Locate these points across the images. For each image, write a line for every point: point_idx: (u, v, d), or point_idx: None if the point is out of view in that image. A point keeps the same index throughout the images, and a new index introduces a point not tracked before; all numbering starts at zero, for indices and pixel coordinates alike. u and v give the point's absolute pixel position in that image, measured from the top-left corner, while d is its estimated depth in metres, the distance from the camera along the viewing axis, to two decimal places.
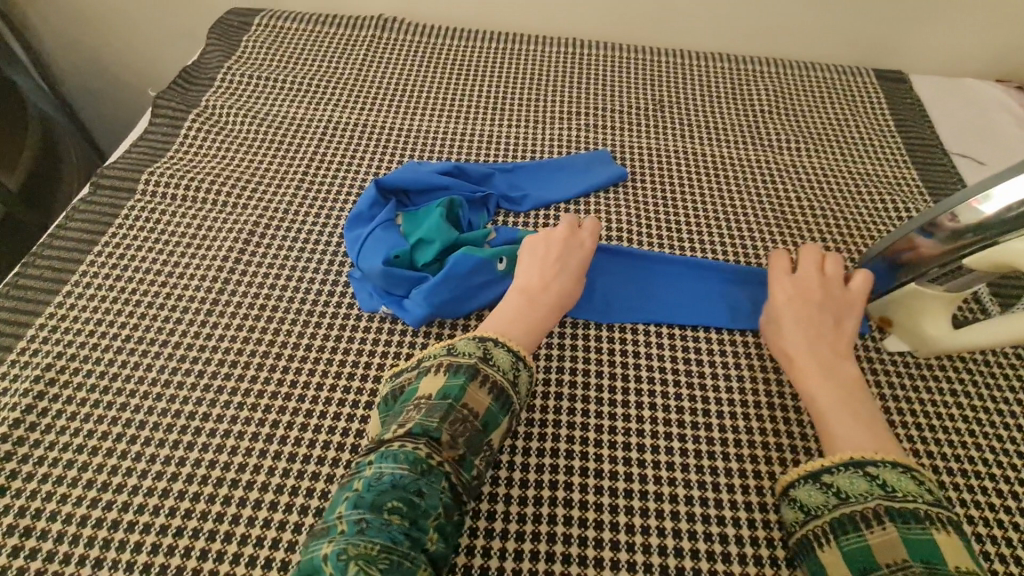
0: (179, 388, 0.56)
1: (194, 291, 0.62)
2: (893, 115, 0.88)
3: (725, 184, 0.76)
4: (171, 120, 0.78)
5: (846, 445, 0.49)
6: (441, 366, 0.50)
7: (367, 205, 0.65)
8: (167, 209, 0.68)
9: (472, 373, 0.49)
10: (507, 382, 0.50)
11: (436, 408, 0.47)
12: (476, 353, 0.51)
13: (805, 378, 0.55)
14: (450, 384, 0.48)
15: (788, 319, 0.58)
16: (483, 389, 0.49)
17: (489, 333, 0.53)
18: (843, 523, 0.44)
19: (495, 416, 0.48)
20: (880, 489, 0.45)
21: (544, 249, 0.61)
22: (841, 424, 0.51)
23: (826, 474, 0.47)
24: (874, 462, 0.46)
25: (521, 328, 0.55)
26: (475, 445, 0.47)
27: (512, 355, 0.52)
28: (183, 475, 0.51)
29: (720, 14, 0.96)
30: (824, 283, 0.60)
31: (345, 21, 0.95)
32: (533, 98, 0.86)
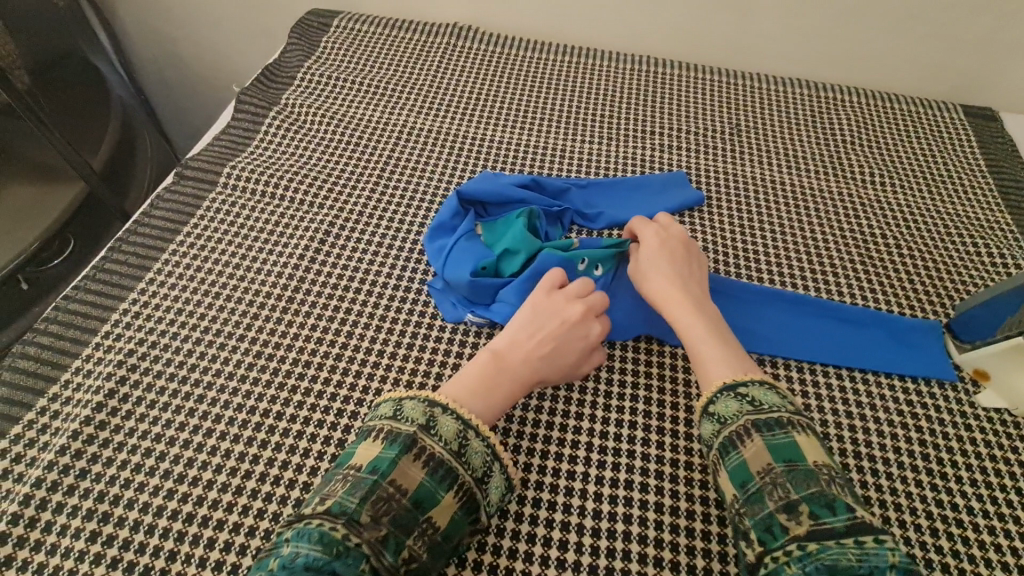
0: (253, 385, 0.56)
1: (270, 288, 0.63)
2: (986, 154, 0.84)
3: (806, 215, 0.74)
4: (253, 117, 0.79)
5: (717, 371, 0.50)
6: (379, 434, 0.46)
7: (448, 215, 0.65)
8: (247, 205, 0.69)
9: (405, 446, 0.44)
10: (451, 455, 0.45)
11: (359, 485, 0.43)
12: (419, 420, 0.46)
13: (673, 315, 0.56)
14: (380, 458, 0.44)
15: (661, 265, 0.59)
16: (417, 464, 0.44)
17: (441, 397, 0.48)
18: (725, 447, 0.47)
19: (431, 492, 0.44)
20: (749, 406, 0.47)
21: (542, 317, 0.55)
22: (716, 352, 0.52)
23: (708, 403, 0.49)
24: (744, 384, 0.49)
25: (482, 399, 0.50)
26: (404, 524, 0.42)
27: (457, 422, 0.47)
28: (255, 474, 0.51)
29: (802, 40, 0.94)
30: (670, 235, 0.62)
31: (422, 28, 0.96)
32: (608, 115, 0.85)
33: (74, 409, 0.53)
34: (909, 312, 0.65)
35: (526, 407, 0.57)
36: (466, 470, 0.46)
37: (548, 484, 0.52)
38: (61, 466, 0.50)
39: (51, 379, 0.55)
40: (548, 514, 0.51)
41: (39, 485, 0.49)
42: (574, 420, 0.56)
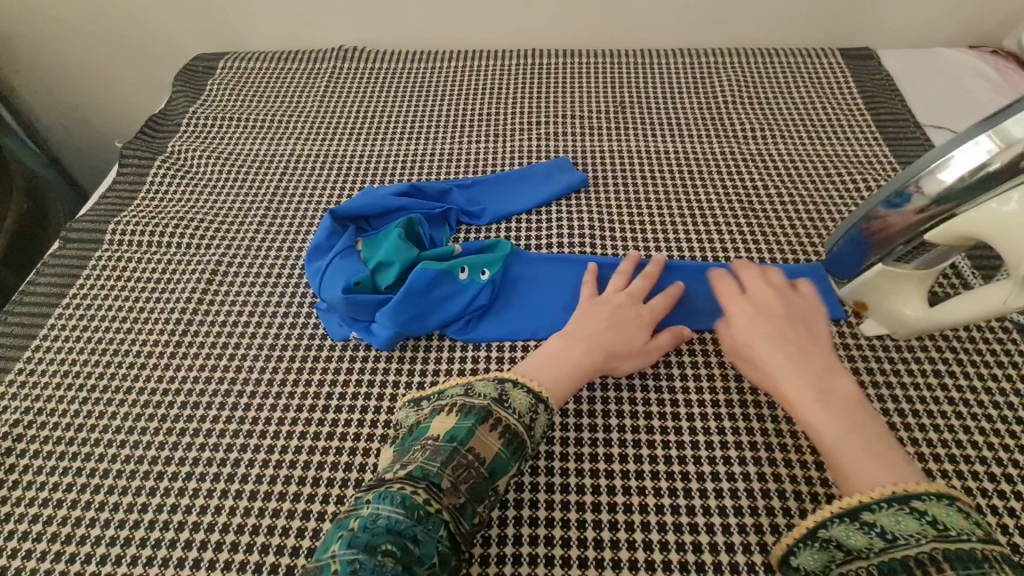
0: (142, 434, 0.56)
1: (158, 336, 0.63)
2: (862, 92, 0.87)
3: (690, 179, 0.75)
4: (137, 169, 0.79)
5: (869, 478, 0.42)
6: (453, 407, 0.48)
7: (325, 236, 0.64)
8: (132, 257, 0.70)
9: (482, 417, 0.47)
10: (523, 427, 0.48)
11: (440, 451, 0.45)
12: (492, 394, 0.49)
13: (804, 405, 0.47)
14: (458, 427, 0.46)
15: (767, 341, 0.51)
16: (494, 435, 0.47)
17: (516, 374, 0.52)
18: (894, 569, 0.39)
19: (504, 463, 0.46)
20: (931, 529, 0.39)
21: (594, 310, 0.58)
22: (861, 453, 0.44)
23: (865, 511, 0.41)
24: (919, 496, 0.40)
25: (557, 374, 0.52)
26: (480, 491, 0.44)
27: (531, 396, 0.50)
28: (146, 521, 0.51)
29: (678, 10, 0.96)
30: (777, 288, 0.55)
31: (306, 56, 0.97)
32: (493, 112, 0.86)
33: None
34: (788, 257, 0.67)
35: None
36: (531, 443, 0.48)
37: None
38: None
39: None
40: None
41: None
42: None
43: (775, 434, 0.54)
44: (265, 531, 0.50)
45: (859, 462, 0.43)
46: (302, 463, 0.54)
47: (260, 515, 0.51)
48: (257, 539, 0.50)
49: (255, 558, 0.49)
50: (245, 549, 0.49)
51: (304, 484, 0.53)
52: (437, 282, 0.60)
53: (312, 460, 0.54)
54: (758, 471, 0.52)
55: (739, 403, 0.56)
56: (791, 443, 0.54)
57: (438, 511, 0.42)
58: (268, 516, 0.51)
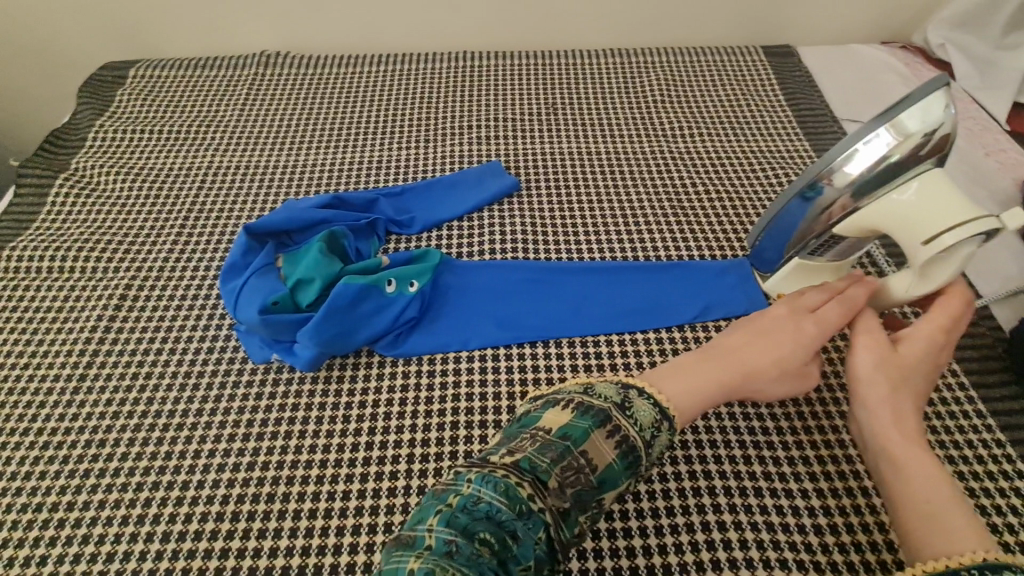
0: (40, 479, 0.52)
1: (59, 369, 0.59)
2: (783, 89, 0.89)
3: (621, 179, 0.76)
4: (35, 188, 0.74)
5: (955, 538, 0.37)
6: (571, 402, 0.42)
7: (240, 254, 0.61)
8: (30, 285, 0.65)
9: (601, 420, 0.41)
10: (643, 441, 0.41)
11: (552, 447, 0.39)
12: (614, 398, 0.43)
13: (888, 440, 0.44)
14: (574, 426, 0.40)
15: (879, 358, 0.47)
16: (610, 442, 0.40)
17: (636, 380, 0.46)
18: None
19: (615, 475, 0.40)
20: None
21: (765, 320, 0.52)
22: (947, 509, 0.39)
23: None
24: (1007, 566, 0.34)
25: (679, 381, 0.47)
26: (585, 500, 0.39)
27: (653, 411, 0.43)
28: (44, 575, 0.47)
29: (607, 10, 0.96)
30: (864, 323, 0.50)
31: (225, 64, 0.92)
32: (423, 117, 0.84)
33: None
34: (716, 253, 0.68)
35: (342, 432, 0.54)
36: (647, 458, 0.41)
37: (368, 508, 0.50)
38: None
39: None
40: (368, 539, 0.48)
41: None
42: (394, 434, 0.54)
43: (705, 431, 0.55)
44: (179, 574, 0.47)
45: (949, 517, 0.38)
46: (221, 497, 0.51)
47: (173, 558, 0.48)
48: None
49: None
50: None
51: (222, 520, 0.49)
52: (362, 297, 0.58)
53: (231, 493, 0.51)
54: (691, 469, 0.53)
55: None
56: (720, 439, 0.54)
57: (540, 511, 0.37)
58: (183, 558, 0.48)
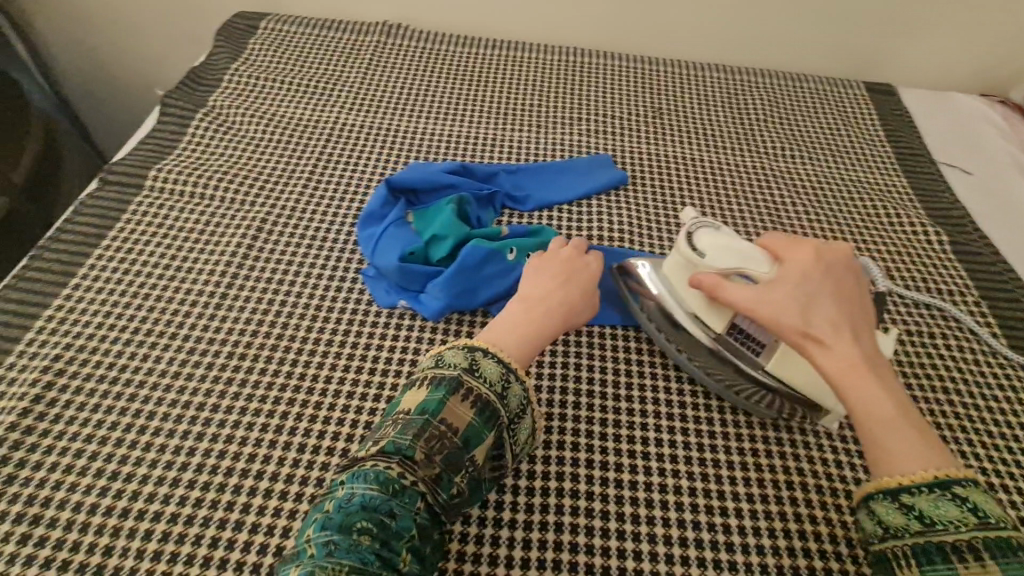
0: (185, 380, 0.56)
1: (202, 285, 0.63)
2: (883, 125, 0.92)
3: (725, 189, 0.79)
4: (179, 118, 0.79)
5: (909, 457, 0.40)
6: (424, 379, 0.47)
7: (379, 205, 0.67)
8: (173, 205, 0.69)
9: (452, 387, 0.45)
10: (495, 395, 0.46)
11: (411, 424, 0.43)
12: (462, 364, 0.47)
13: (849, 368, 0.44)
14: (428, 400, 0.45)
15: (816, 296, 0.47)
16: (464, 404, 0.45)
17: (478, 343, 0.50)
18: (927, 552, 0.38)
19: (478, 431, 0.45)
20: (974, 517, 0.37)
21: (547, 266, 0.59)
22: (899, 432, 0.41)
23: (904, 493, 0.39)
24: (960, 482, 0.38)
25: (516, 341, 0.51)
26: (455, 461, 0.43)
27: (501, 368, 0.48)
28: (192, 465, 0.51)
29: (719, 26, 0.99)
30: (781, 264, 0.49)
31: (348, 27, 0.96)
32: (536, 103, 0.88)
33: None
34: None
35: None
36: (505, 412, 0.47)
37: None
38: None
39: None
40: None
41: None
42: None
43: (798, 432, 0.58)
44: (313, 483, 0.51)
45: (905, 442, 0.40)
46: (351, 421, 0.55)
47: (307, 469, 0.52)
48: (305, 490, 0.51)
49: (304, 508, 0.50)
50: (292, 499, 0.50)
51: (352, 442, 0.54)
52: (487, 259, 0.62)
53: (359, 419, 0.55)
54: (783, 465, 0.56)
55: None
56: (812, 442, 0.57)
57: (412, 485, 0.41)
58: (316, 470, 0.52)
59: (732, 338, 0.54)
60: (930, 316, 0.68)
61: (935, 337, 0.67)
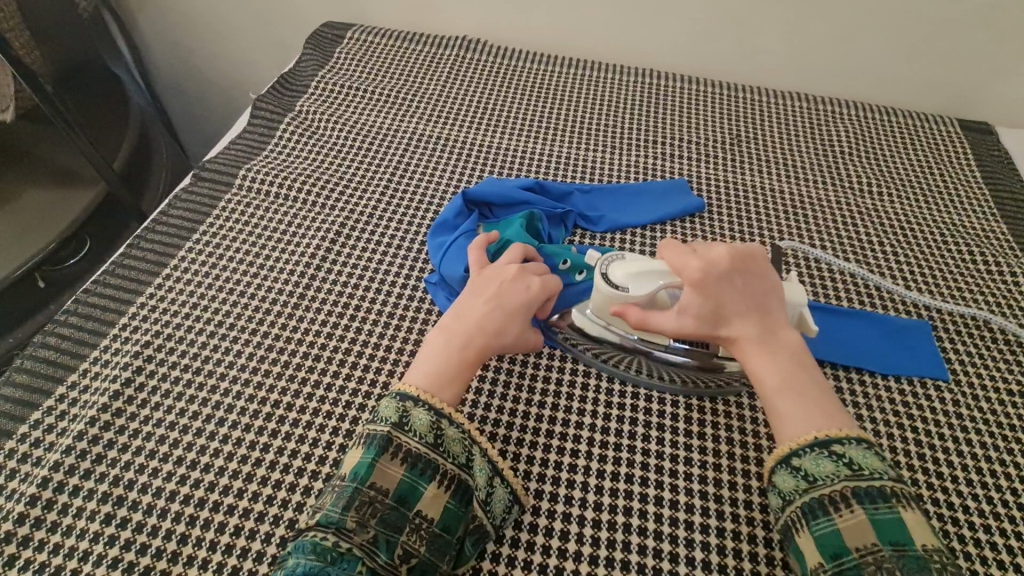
0: (263, 376, 0.58)
1: (282, 284, 0.65)
2: (979, 164, 0.86)
3: (803, 224, 0.77)
4: (269, 122, 0.83)
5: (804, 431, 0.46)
6: (362, 439, 0.47)
7: (453, 214, 0.68)
8: (259, 205, 0.72)
9: (381, 447, 0.46)
10: (423, 446, 0.46)
11: (343, 493, 0.44)
12: (393, 418, 0.47)
13: (745, 352, 0.49)
14: (360, 463, 0.45)
15: (722, 299, 0.50)
16: (394, 463, 0.45)
17: (409, 388, 0.49)
18: (813, 509, 0.44)
19: (412, 487, 0.45)
20: (846, 469, 0.44)
21: (482, 287, 0.55)
22: (789, 404, 0.47)
23: (793, 457, 0.45)
24: (840, 440, 0.45)
25: (444, 378, 0.50)
26: (392, 523, 0.44)
27: (430, 413, 0.48)
28: (266, 461, 0.53)
29: (804, 56, 0.96)
30: (708, 261, 0.51)
31: (430, 40, 0.98)
32: (609, 124, 0.88)
33: (91, 397, 0.56)
34: (897, 313, 0.68)
35: (526, 402, 0.59)
36: (444, 458, 0.47)
37: (549, 477, 0.54)
38: (80, 451, 0.52)
39: (69, 368, 0.58)
40: (549, 505, 0.52)
41: (57, 469, 0.51)
42: (575, 414, 0.58)
43: None
44: None
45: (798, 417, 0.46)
46: None
47: None
48: None
49: None
50: None
51: None
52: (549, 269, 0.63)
53: None
54: None
55: None
56: None
57: (349, 551, 0.42)
58: None
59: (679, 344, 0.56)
60: None
61: None
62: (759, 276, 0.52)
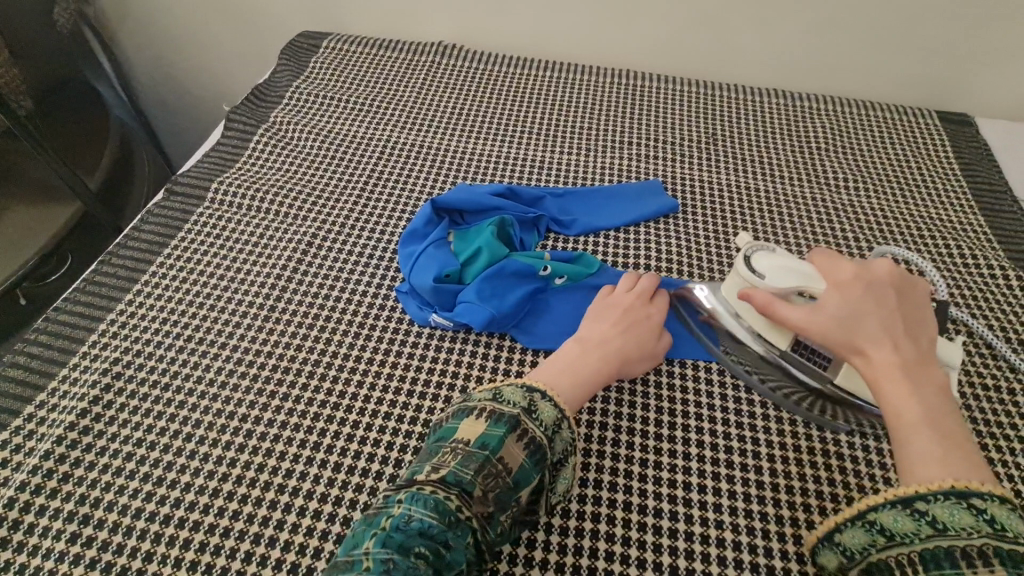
0: (231, 391, 0.58)
1: (252, 297, 0.65)
2: (958, 158, 0.86)
3: (779, 220, 0.76)
4: (242, 134, 0.83)
5: (934, 469, 0.40)
6: (484, 412, 0.47)
7: (422, 223, 0.68)
8: (231, 217, 0.72)
9: (512, 425, 0.46)
10: (546, 438, 0.47)
11: (471, 458, 0.44)
12: (521, 403, 0.48)
13: (884, 374, 0.44)
14: (489, 434, 0.46)
15: (867, 308, 0.46)
16: (520, 444, 0.46)
17: (537, 384, 0.51)
18: (936, 557, 0.38)
19: (527, 474, 0.45)
20: (987, 527, 0.37)
21: (605, 312, 0.60)
22: (927, 442, 0.41)
23: (919, 501, 0.40)
24: (981, 494, 0.38)
25: (567, 384, 0.52)
26: (504, 500, 0.44)
27: (557, 409, 0.49)
28: (233, 476, 0.53)
29: (779, 50, 0.95)
30: (862, 271, 0.49)
31: (405, 47, 0.98)
32: (584, 125, 0.88)
33: (59, 415, 0.56)
34: None
35: None
36: (553, 454, 0.47)
37: None
38: (45, 470, 0.52)
39: (39, 387, 0.58)
40: None
41: (23, 488, 0.51)
42: None
43: (855, 488, 0.54)
44: (348, 504, 0.51)
45: (927, 448, 0.41)
46: (387, 442, 0.55)
47: (344, 487, 0.52)
48: (339, 510, 0.51)
49: (337, 529, 0.50)
50: (327, 518, 0.51)
51: (386, 464, 0.54)
52: (524, 272, 0.64)
53: (395, 441, 0.55)
54: None
55: (821, 452, 0.56)
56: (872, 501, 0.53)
57: (466, 519, 0.42)
58: (352, 490, 0.52)
59: (797, 354, 0.53)
60: (1007, 371, 0.63)
61: (1014, 392, 0.61)
62: (917, 304, 0.48)
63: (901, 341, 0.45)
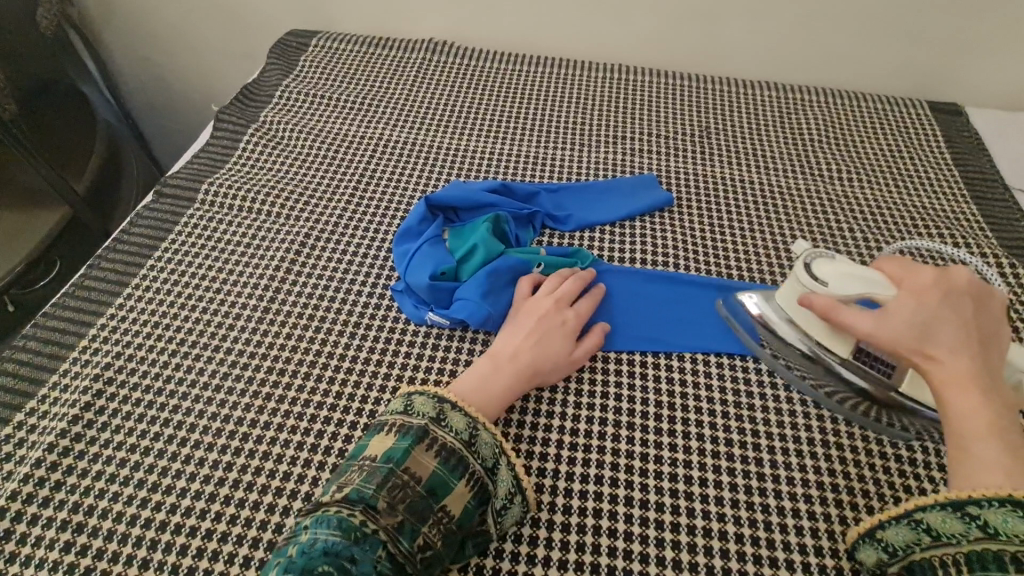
0: (226, 394, 0.57)
1: (245, 298, 0.64)
2: (950, 147, 0.86)
3: (774, 212, 0.76)
4: (231, 134, 0.82)
5: (996, 479, 0.40)
6: (393, 427, 0.48)
7: (416, 221, 0.67)
8: (222, 218, 0.71)
9: (419, 436, 0.47)
10: (462, 444, 0.48)
11: (376, 473, 0.45)
12: (430, 414, 0.49)
13: (950, 383, 0.44)
14: (395, 448, 0.46)
15: (940, 317, 0.45)
16: (428, 454, 0.46)
17: (448, 393, 0.51)
18: (980, 559, 0.38)
19: (443, 480, 0.46)
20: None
21: (523, 320, 0.59)
22: (993, 454, 0.40)
23: (970, 505, 0.40)
24: None
25: (484, 394, 0.53)
26: (418, 512, 0.44)
27: (467, 416, 0.50)
28: (230, 480, 0.52)
29: (770, 43, 0.95)
30: (940, 278, 0.47)
31: (395, 44, 0.97)
32: (577, 120, 0.87)
33: (50, 422, 0.55)
34: None
35: None
36: (477, 459, 0.48)
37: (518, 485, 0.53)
38: (37, 478, 0.51)
39: (29, 394, 0.56)
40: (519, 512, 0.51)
41: (15, 497, 0.50)
42: (544, 417, 0.57)
43: (856, 478, 0.54)
44: None
45: (990, 459, 0.40)
46: None
47: None
48: None
49: None
50: None
51: None
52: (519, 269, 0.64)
53: None
54: (840, 515, 0.52)
55: (822, 443, 0.56)
56: (872, 490, 0.53)
57: (373, 532, 0.42)
58: None
59: (859, 362, 0.51)
60: None
61: None
62: (995, 316, 0.47)
63: (971, 351, 0.44)
